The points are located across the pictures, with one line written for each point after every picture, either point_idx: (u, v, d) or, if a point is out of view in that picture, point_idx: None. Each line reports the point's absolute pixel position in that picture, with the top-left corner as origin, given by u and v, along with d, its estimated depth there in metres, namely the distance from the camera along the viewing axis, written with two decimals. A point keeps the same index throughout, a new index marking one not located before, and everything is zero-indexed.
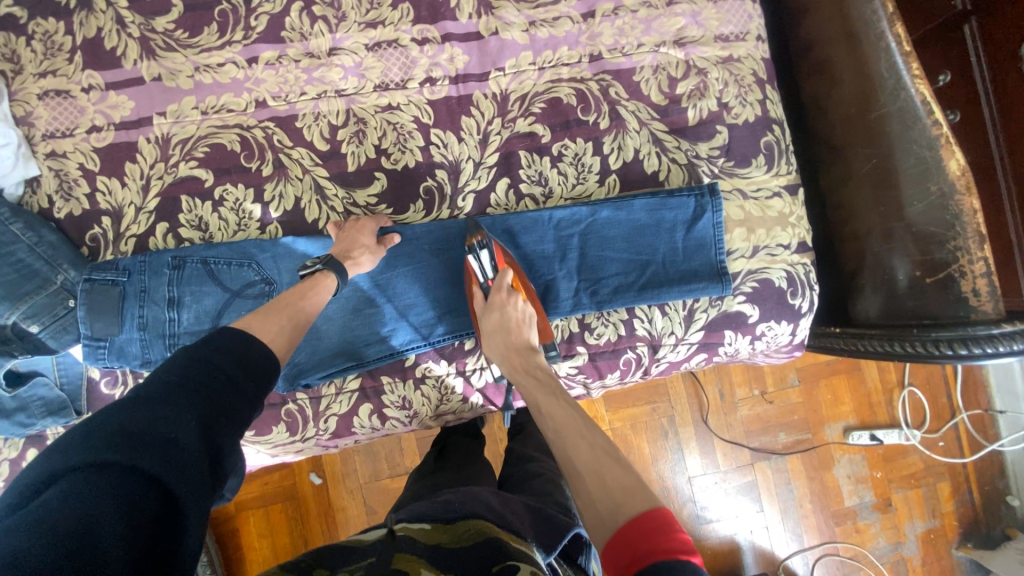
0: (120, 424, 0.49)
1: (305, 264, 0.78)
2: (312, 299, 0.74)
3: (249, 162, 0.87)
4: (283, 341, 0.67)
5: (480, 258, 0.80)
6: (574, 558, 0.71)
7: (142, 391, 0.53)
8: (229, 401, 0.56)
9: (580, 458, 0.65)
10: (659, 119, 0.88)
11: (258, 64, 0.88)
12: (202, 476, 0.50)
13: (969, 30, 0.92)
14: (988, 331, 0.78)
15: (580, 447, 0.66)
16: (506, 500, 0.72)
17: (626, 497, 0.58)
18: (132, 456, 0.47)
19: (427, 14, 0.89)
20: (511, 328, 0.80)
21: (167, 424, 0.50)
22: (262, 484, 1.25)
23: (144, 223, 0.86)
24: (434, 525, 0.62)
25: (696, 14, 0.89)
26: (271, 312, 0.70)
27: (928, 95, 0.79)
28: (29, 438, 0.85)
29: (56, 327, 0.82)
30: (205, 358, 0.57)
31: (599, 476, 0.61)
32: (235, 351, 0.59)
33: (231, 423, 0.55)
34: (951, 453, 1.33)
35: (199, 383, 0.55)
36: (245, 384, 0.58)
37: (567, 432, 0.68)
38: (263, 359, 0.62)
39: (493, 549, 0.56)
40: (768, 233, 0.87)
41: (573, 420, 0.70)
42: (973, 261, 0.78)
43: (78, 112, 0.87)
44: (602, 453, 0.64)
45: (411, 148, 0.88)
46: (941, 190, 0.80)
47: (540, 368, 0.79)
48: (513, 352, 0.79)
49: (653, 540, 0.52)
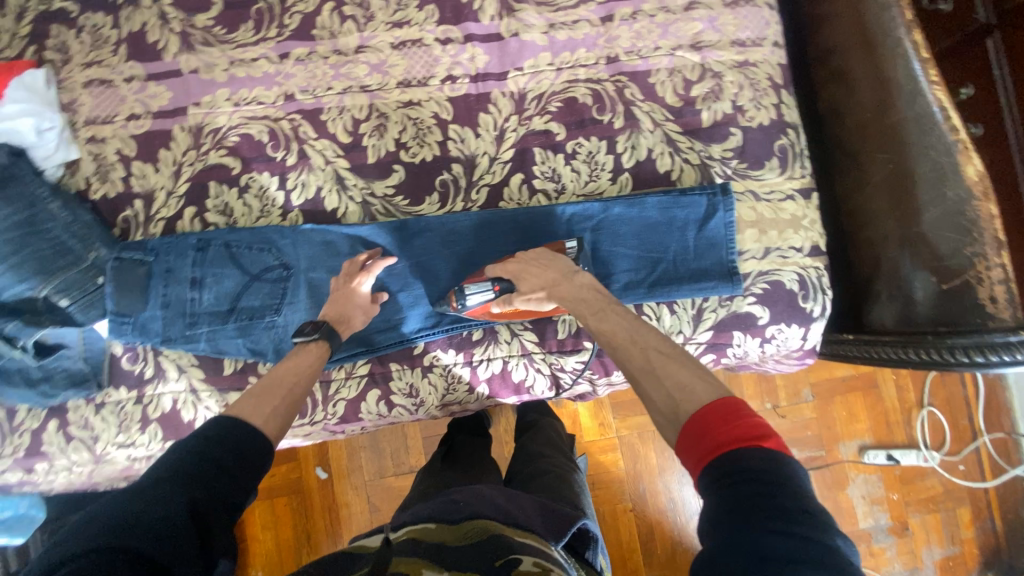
0: (120, 510, 0.50)
1: (298, 332, 0.78)
2: (310, 369, 0.75)
3: (275, 152, 0.91)
4: (276, 422, 0.66)
5: (469, 295, 0.80)
6: (581, 553, 0.72)
7: (144, 476, 0.54)
8: (219, 486, 0.55)
9: (635, 366, 0.61)
10: (673, 120, 0.89)
11: (289, 60, 0.93)
12: (193, 557, 0.50)
13: (992, 45, 0.91)
14: (1006, 338, 0.75)
15: (635, 355, 0.62)
16: (511, 496, 0.72)
17: (688, 394, 0.54)
18: (126, 542, 0.48)
19: (451, 15, 0.93)
20: (549, 266, 0.77)
21: (160, 507, 0.50)
22: (270, 475, 1.26)
23: (173, 206, 0.90)
24: (439, 525, 0.62)
25: (713, 19, 0.91)
26: (266, 388, 0.69)
27: (947, 101, 0.80)
28: (51, 409, 0.88)
29: (84, 301, 0.86)
30: (193, 445, 0.57)
31: (658, 376, 0.58)
32: (223, 435, 0.59)
33: (225, 502, 0.54)
34: (972, 477, 1.28)
35: (194, 466, 0.54)
36: (236, 466, 0.57)
37: (619, 341, 0.64)
38: (252, 439, 0.61)
39: (497, 545, 0.58)
40: (780, 235, 0.87)
41: (625, 329, 0.66)
42: (990, 267, 0.78)
43: (118, 101, 0.92)
44: (658, 355, 0.60)
45: (429, 143, 0.91)
46: (957, 196, 0.80)
47: (584, 288, 0.74)
48: (554, 284, 0.75)
49: (733, 428, 0.48)
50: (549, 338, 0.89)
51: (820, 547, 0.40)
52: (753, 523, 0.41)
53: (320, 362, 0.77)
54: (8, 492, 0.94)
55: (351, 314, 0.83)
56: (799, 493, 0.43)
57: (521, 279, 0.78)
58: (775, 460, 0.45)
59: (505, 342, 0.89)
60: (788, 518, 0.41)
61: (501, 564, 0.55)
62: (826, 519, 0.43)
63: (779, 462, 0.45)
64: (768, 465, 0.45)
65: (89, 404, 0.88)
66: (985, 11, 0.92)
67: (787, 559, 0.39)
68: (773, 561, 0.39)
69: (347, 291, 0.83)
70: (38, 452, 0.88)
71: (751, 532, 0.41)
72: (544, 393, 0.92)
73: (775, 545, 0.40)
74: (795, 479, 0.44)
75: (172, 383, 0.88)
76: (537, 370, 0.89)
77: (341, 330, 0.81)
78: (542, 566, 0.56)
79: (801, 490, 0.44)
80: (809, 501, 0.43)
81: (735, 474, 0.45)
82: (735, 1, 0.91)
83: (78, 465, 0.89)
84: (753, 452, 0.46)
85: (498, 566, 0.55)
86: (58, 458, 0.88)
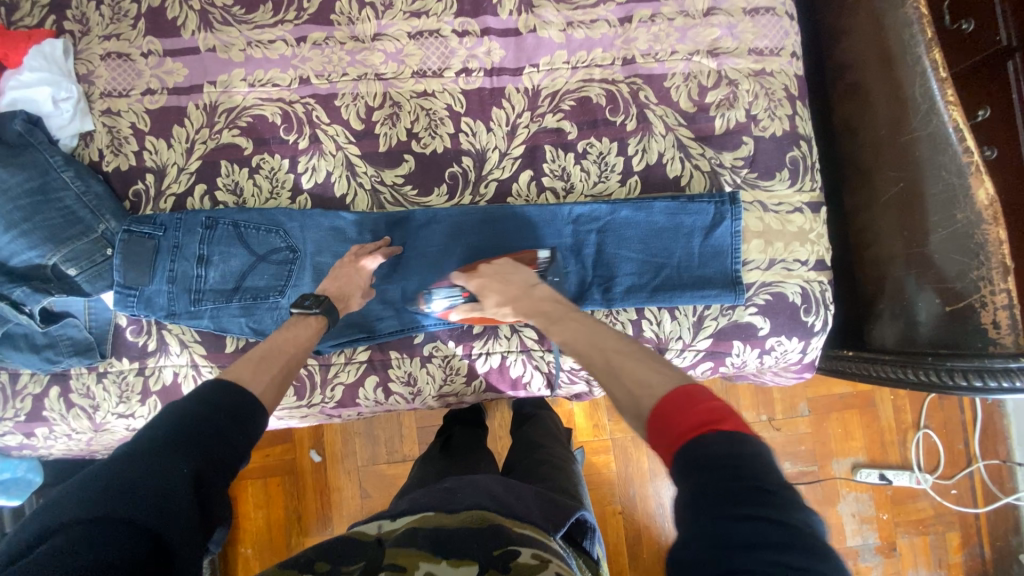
0: (115, 478, 0.51)
1: (299, 303, 0.79)
2: (305, 343, 0.76)
3: (288, 135, 0.91)
4: (274, 391, 0.68)
5: (436, 298, 0.84)
6: (577, 541, 0.73)
7: (135, 443, 0.55)
8: (218, 455, 0.56)
9: (596, 368, 0.61)
10: (685, 126, 0.89)
11: (306, 44, 0.93)
12: (192, 527, 0.52)
13: (1012, 67, 0.90)
14: (1005, 364, 0.76)
15: (592, 357, 0.62)
16: (510, 486, 0.73)
17: (647, 388, 0.53)
18: (127, 510, 0.49)
19: (470, 8, 0.93)
20: (510, 281, 0.77)
21: (161, 476, 0.51)
22: (264, 455, 1.28)
23: (184, 183, 0.91)
24: (439, 512, 0.64)
25: (732, 26, 0.91)
26: (264, 357, 0.70)
27: (962, 122, 0.78)
28: (53, 375, 0.89)
29: (92, 272, 0.87)
30: (192, 412, 0.57)
31: (617, 376, 0.57)
32: (223, 402, 0.59)
33: (222, 470, 0.56)
34: (964, 502, 1.28)
35: (187, 434, 0.55)
36: (235, 434, 0.59)
37: (577, 345, 0.64)
38: (249, 407, 0.62)
39: (496, 534, 0.59)
40: (786, 247, 0.87)
41: (582, 331, 0.66)
42: (995, 292, 0.77)
43: (136, 75, 0.93)
44: (617, 354, 0.60)
45: (441, 135, 0.91)
46: (966, 219, 0.79)
47: (543, 298, 0.74)
48: (513, 299, 0.76)
49: (692, 415, 0.48)
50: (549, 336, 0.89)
51: (781, 525, 0.41)
52: (715, 510, 0.42)
53: (316, 337, 0.78)
54: (8, 454, 0.96)
55: (352, 296, 0.83)
56: (763, 473, 0.44)
57: (485, 294, 0.79)
58: (737, 443, 0.45)
59: (504, 338, 0.89)
60: (748, 501, 0.42)
61: (499, 555, 0.56)
62: (791, 494, 0.43)
63: (742, 443, 0.45)
64: (729, 449, 0.45)
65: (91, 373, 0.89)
66: (1008, 33, 0.91)
67: (750, 542, 0.40)
68: (736, 545, 0.40)
69: (352, 277, 0.83)
70: (39, 417, 0.89)
71: (713, 520, 0.42)
72: (540, 391, 0.92)
73: (736, 529, 0.41)
74: (759, 459, 0.44)
75: (174, 357, 0.89)
76: (535, 367, 0.90)
77: (339, 306, 0.82)
78: (540, 558, 0.57)
79: (765, 468, 0.44)
80: (774, 480, 0.43)
81: (699, 462, 0.45)
82: (756, 9, 0.91)
83: (78, 432, 0.90)
84: (713, 437, 0.46)
85: (496, 556, 0.56)
86: (58, 424, 0.90)
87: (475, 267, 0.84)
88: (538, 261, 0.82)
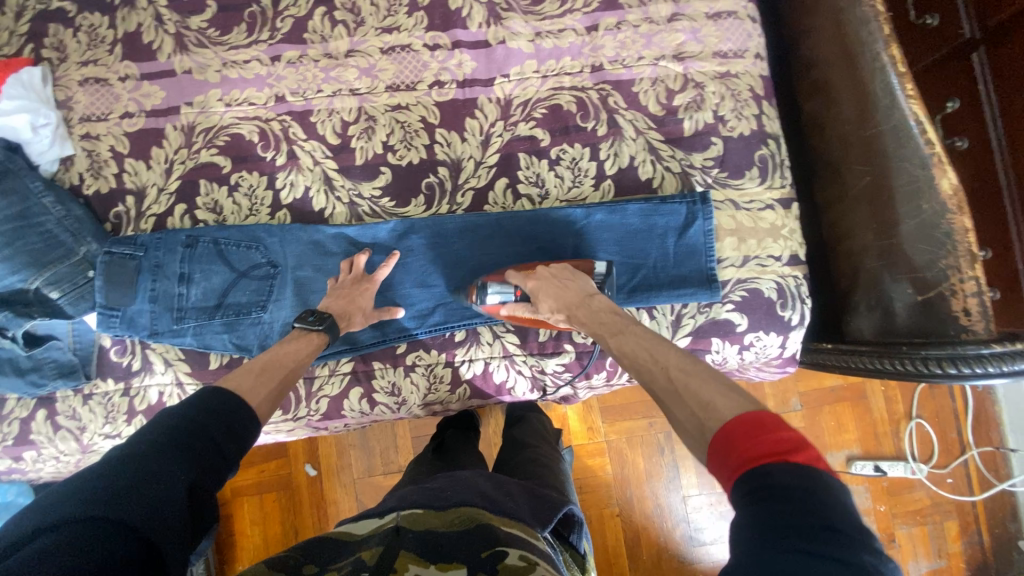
0: (111, 480, 0.52)
1: (304, 316, 0.81)
2: (301, 357, 0.77)
3: (265, 152, 0.93)
4: (268, 403, 0.69)
5: (489, 292, 0.84)
6: (564, 535, 0.77)
7: (131, 448, 0.55)
8: (213, 463, 0.58)
9: (660, 386, 0.63)
10: (655, 128, 0.91)
11: (280, 62, 0.95)
12: (181, 532, 0.53)
13: (978, 59, 0.92)
14: (978, 350, 0.77)
15: (656, 375, 0.65)
16: (497, 483, 0.75)
17: (711, 412, 0.55)
18: (121, 512, 0.50)
19: (440, 22, 0.95)
20: (567, 287, 0.80)
21: (157, 479, 0.53)
22: (259, 471, 1.27)
23: (164, 203, 0.92)
24: (427, 511, 0.65)
25: (696, 30, 0.93)
26: (264, 369, 0.73)
27: (923, 115, 0.80)
28: (39, 399, 0.90)
29: (74, 294, 0.88)
30: (192, 418, 0.59)
31: (682, 396, 0.60)
32: (221, 411, 0.61)
33: (214, 479, 0.57)
34: (960, 490, 1.28)
35: (185, 441, 0.57)
36: (229, 444, 0.60)
37: (640, 359, 0.68)
38: (245, 418, 0.64)
39: (484, 535, 0.60)
40: (759, 244, 0.88)
41: (643, 348, 0.69)
42: (965, 280, 0.78)
43: (114, 99, 0.95)
44: (682, 376, 0.62)
45: (417, 146, 0.92)
46: (932, 209, 0.80)
47: (601, 310, 0.77)
48: (572, 307, 0.78)
49: (761, 441, 0.49)
50: (531, 340, 0.90)
51: (851, 568, 0.39)
52: (776, 541, 0.41)
53: (315, 353, 0.80)
54: None
55: (357, 318, 0.85)
56: (833, 511, 0.42)
57: (539, 298, 0.80)
58: (806, 476, 0.44)
59: (486, 344, 0.90)
60: (813, 536, 0.41)
61: (487, 555, 0.56)
62: (863, 537, 0.41)
63: (813, 478, 0.44)
64: (799, 482, 0.44)
65: (76, 395, 0.89)
66: (971, 26, 0.93)
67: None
68: None
69: (345, 289, 0.85)
70: (26, 441, 0.89)
71: (774, 551, 0.41)
72: (525, 395, 0.93)
73: (798, 563, 0.40)
74: (831, 496, 0.43)
75: (159, 375, 0.90)
76: (518, 372, 0.91)
77: (343, 327, 0.83)
78: (528, 560, 0.57)
79: (836, 506, 0.43)
80: (843, 519, 0.42)
81: (763, 490, 0.45)
82: (718, 13, 0.93)
83: (65, 454, 0.90)
84: (780, 467, 0.46)
85: (485, 557, 0.56)
86: (45, 447, 0.90)
87: (532, 268, 0.86)
88: (595, 271, 0.83)
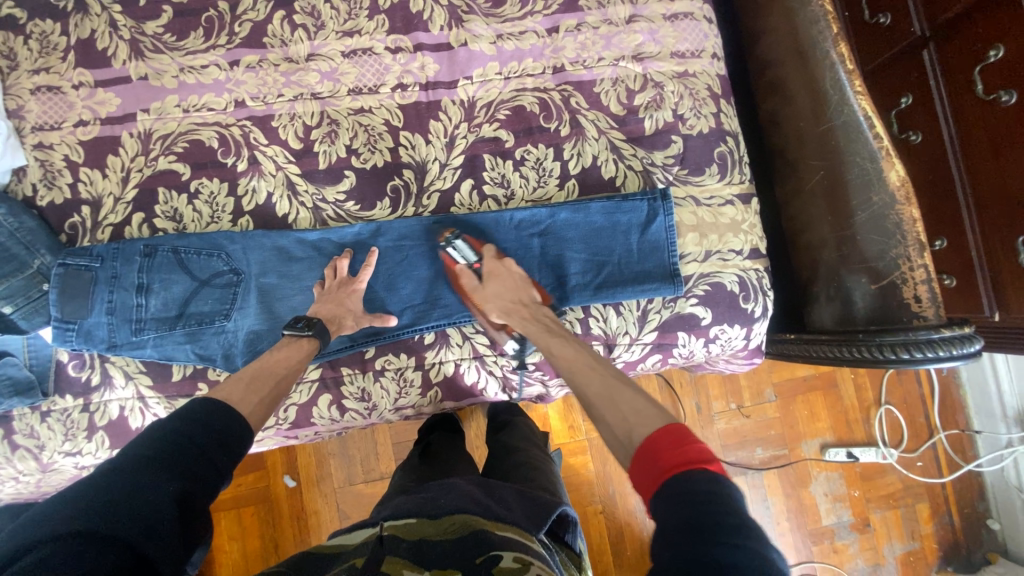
0: (104, 493, 0.51)
1: (292, 324, 0.80)
2: (286, 362, 0.76)
3: (226, 158, 0.91)
4: (261, 414, 0.69)
5: (458, 245, 0.85)
6: (560, 536, 0.77)
7: (122, 458, 0.55)
8: (205, 474, 0.57)
9: (592, 390, 0.66)
10: (617, 128, 0.92)
11: (239, 67, 0.93)
12: (173, 545, 0.52)
13: (928, 55, 0.95)
14: (928, 335, 0.79)
15: (591, 380, 0.68)
16: (489, 489, 0.75)
17: (643, 417, 0.58)
18: (115, 525, 0.49)
19: (401, 25, 0.95)
20: (515, 286, 0.85)
21: (148, 491, 0.52)
22: (237, 484, 1.25)
23: (122, 212, 0.90)
24: (421, 520, 0.64)
25: (654, 31, 0.94)
26: (254, 379, 0.72)
27: (870, 110, 0.83)
28: None
29: (28, 308, 0.85)
30: (181, 431, 0.58)
31: (614, 403, 0.62)
32: (210, 418, 0.60)
33: (206, 491, 0.56)
34: (929, 473, 1.32)
35: (174, 452, 0.56)
36: (220, 455, 0.59)
37: (579, 367, 0.70)
38: (237, 429, 0.62)
39: (476, 542, 0.59)
40: (720, 239, 0.90)
41: (582, 356, 0.72)
42: (915, 268, 0.82)
43: (67, 107, 0.92)
44: (615, 384, 0.65)
45: (381, 149, 0.92)
46: (881, 201, 0.83)
47: (544, 318, 0.82)
48: (514, 307, 0.83)
49: (678, 453, 0.51)
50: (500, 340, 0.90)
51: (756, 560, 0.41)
52: (689, 542, 0.42)
53: (308, 361, 0.79)
54: None
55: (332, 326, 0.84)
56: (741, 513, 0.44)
57: (490, 277, 0.85)
58: (715, 481, 0.47)
59: (456, 346, 0.90)
60: (724, 531, 0.42)
61: (481, 561, 0.55)
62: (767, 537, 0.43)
63: (722, 484, 0.47)
64: (710, 488, 0.46)
65: (33, 413, 0.86)
66: (921, 23, 0.96)
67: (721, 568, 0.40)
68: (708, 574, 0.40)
69: (332, 293, 0.85)
70: None
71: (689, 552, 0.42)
72: (497, 395, 0.94)
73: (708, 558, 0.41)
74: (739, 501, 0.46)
75: (120, 390, 0.88)
76: (489, 373, 0.91)
77: (332, 330, 0.83)
78: (522, 561, 0.56)
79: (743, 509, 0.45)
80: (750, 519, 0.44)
81: (682, 497, 0.47)
82: (675, 14, 0.95)
83: (24, 474, 0.88)
84: (696, 475, 0.48)
85: (479, 563, 0.56)
86: (3, 468, 0.87)
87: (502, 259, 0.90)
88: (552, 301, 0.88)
